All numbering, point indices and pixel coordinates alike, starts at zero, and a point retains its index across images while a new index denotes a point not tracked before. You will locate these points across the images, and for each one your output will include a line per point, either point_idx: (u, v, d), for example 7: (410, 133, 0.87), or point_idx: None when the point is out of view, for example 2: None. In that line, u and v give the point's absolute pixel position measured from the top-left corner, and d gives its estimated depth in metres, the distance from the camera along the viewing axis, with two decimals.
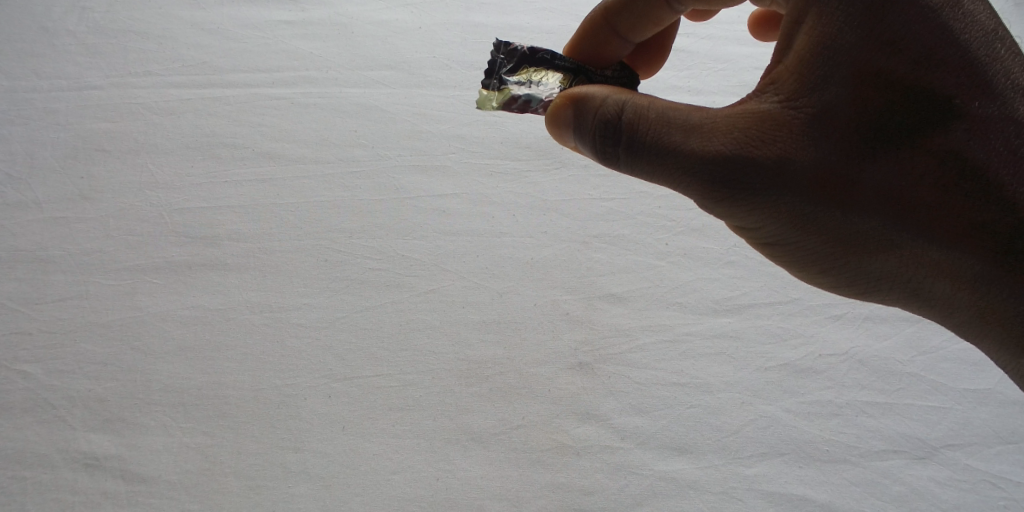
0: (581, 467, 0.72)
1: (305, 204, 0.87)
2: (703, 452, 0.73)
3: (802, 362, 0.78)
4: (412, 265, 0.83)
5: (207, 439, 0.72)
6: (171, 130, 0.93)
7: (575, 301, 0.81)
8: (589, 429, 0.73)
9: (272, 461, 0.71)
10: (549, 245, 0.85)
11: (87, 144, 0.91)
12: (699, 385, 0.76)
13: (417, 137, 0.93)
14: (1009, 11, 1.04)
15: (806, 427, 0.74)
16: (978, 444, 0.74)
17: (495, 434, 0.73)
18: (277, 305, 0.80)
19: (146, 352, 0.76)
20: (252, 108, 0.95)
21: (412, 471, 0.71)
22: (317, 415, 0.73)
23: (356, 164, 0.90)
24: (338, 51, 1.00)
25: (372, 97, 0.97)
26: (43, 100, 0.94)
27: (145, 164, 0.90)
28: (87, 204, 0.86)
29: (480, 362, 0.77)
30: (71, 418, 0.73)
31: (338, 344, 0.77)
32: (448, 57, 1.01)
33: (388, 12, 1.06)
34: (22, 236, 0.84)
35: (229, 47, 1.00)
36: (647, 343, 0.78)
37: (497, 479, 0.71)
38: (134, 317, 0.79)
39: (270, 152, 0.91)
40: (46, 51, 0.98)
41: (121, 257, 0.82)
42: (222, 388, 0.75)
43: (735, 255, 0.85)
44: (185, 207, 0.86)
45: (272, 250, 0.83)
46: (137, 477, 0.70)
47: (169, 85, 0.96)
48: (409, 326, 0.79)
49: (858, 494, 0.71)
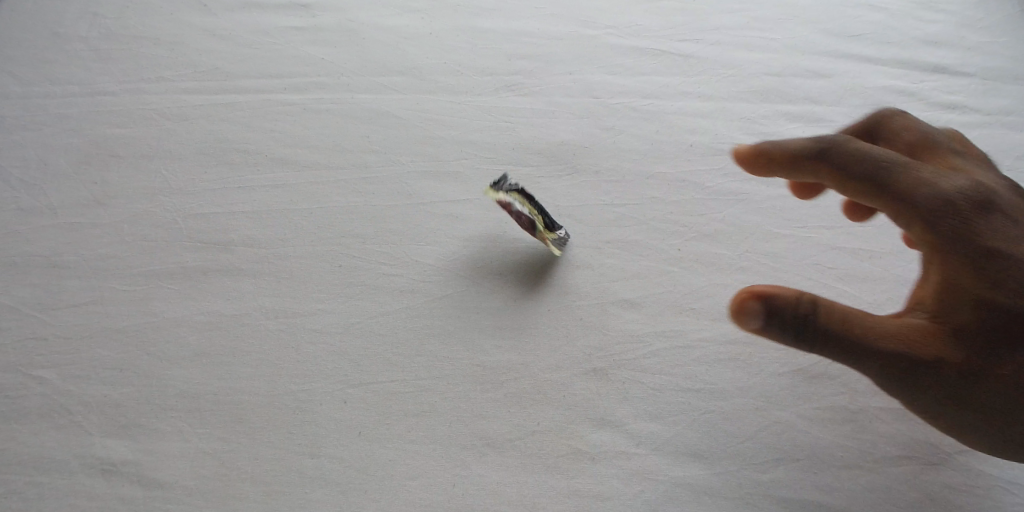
0: (598, 472, 0.71)
1: (318, 211, 0.87)
2: (719, 457, 0.73)
3: (815, 368, 0.78)
4: (425, 271, 0.83)
5: (223, 444, 0.72)
6: (185, 135, 0.93)
7: (588, 306, 0.81)
8: (604, 434, 0.73)
9: (289, 466, 0.71)
10: (562, 250, 0.85)
11: (101, 150, 0.92)
12: (714, 391, 0.76)
13: (430, 142, 0.93)
14: (1004, 22, 1.08)
15: (821, 432, 0.74)
16: (994, 450, 0.73)
17: (511, 439, 0.73)
18: (291, 310, 0.80)
19: (161, 357, 0.77)
20: (264, 114, 0.96)
21: (430, 475, 0.71)
22: (333, 419, 0.73)
23: (369, 169, 0.91)
24: (350, 57, 1.01)
25: (384, 102, 0.97)
26: (56, 106, 0.95)
27: (160, 170, 0.90)
28: (102, 209, 0.87)
29: (495, 367, 0.77)
30: (88, 423, 0.73)
31: (354, 348, 0.78)
32: (460, 63, 1.01)
33: (400, 19, 1.07)
34: (38, 242, 0.84)
35: (240, 53, 1.01)
36: (661, 348, 0.78)
37: (514, 483, 0.70)
38: (149, 322, 0.79)
39: (284, 158, 0.92)
40: (62, 58, 0.99)
41: (136, 263, 0.83)
42: (238, 393, 0.75)
43: (748, 260, 0.85)
44: (200, 212, 0.87)
45: (285, 255, 0.84)
46: (154, 482, 0.70)
47: (182, 90, 0.97)
48: (424, 331, 0.79)
49: (876, 499, 0.71)
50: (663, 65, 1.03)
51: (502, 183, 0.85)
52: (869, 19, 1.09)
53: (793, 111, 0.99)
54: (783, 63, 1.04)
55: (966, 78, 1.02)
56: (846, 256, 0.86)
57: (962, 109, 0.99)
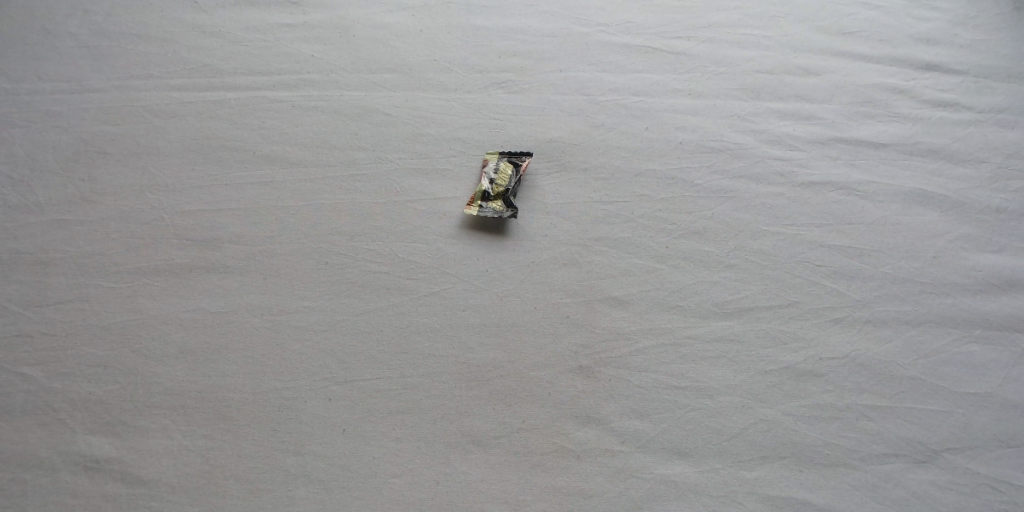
0: (582, 469, 0.71)
1: (306, 208, 0.87)
2: (704, 455, 0.72)
3: (803, 365, 0.77)
4: (412, 269, 0.83)
5: (207, 442, 0.72)
6: (173, 132, 0.93)
7: (575, 304, 0.81)
8: (589, 432, 0.73)
9: (273, 463, 0.71)
10: (550, 248, 0.85)
11: (88, 146, 0.91)
12: (700, 388, 0.76)
13: (419, 139, 0.93)
14: (997, 21, 1.07)
15: (807, 430, 0.74)
16: (980, 448, 0.73)
17: (496, 437, 0.73)
18: (277, 307, 0.80)
19: (147, 354, 0.77)
20: (253, 111, 0.95)
21: (413, 473, 0.70)
22: (317, 417, 0.73)
23: (357, 166, 0.91)
24: (340, 54, 1.01)
25: (373, 99, 0.97)
26: (44, 103, 0.95)
27: (147, 166, 0.90)
28: (88, 205, 0.87)
29: (480, 364, 0.77)
30: (72, 420, 0.73)
31: (339, 346, 0.77)
32: (450, 60, 1.01)
33: (391, 15, 1.06)
34: (23, 238, 0.84)
35: (231, 50, 1.01)
36: (647, 345, 0.78)
37: (498, 481, 0.70)
38: (135, 319, 0.79)
39: (272, 155, 0.91)
40: (51, 55, 0.99)
41: (123, 260, 0.83)
42: (222, 391, 0.75)
43: (736, 257, 0.85)
44: (187, 209, 0.87)
45: (272, 252, 0.84)
46: (137, 479, 0.70)
47: (171, 87, 0.97)
48: (410, 328, 0.79)
49: (861, 497, 0.70)
50: (655, 63, 1.03)
51: (491, 195, 0.88)
52: (863, 16, 1.09)
53: (784, 109, 0.98)
54: (775, 60, 1.03)
55: (959, 76, 1.02)
56: (835, 254, 0.85)
57: (954, 107, 0.98)
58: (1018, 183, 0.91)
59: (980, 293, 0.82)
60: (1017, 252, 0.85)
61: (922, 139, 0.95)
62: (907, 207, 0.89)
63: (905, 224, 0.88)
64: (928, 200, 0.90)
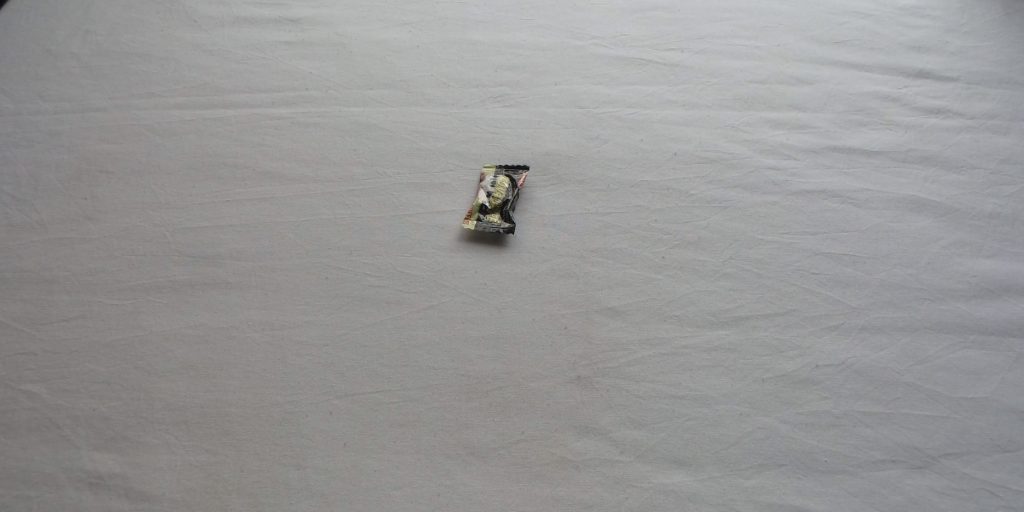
0: (581, 479, 0.71)
1: (306, 224, 0.88)
2: (703, 464, 0.73)
3: (800, 373, 0.78)
4: (411, 281, 0.84)
5: (210, 457, 0.73)
6: (173, 149, 0.95)
7: (574, 315, 0.82)
8: (588, 442, 0.74)
9: (274, 477, 0.71)
10: (548, 260, 0.86)
11: (90, 165, 0.93)
12: (698, 397, 0.77)
13: (417, 154, 0.94)
14: (988, 27, 1.09)
15: (805, 438, 0.74)
16: (977, 453, 0.73)
17: (496, 448, 0.73)
18: (279, 321, 0.81)
19: (149, 370, 0.78)
20: (253, 128, 0.97)
21: (414, 485, 0.71)
22: (319, 430, 0.74)
23: (357, 181, 0.92)
24: (339, 71, 1.03)
25: (372, 115, 0.98)
26: (46, 123, 0.96)
27: (148, 184, 0.91)
28: (91, 223, 0.88)
29: (480, 376, 0.78)
30: (75, 436, 0.74)
31: (339, 360, 0.78)
32: (446, 75, 1.03)
33: (388, 31, 1.08)
34: (27, 257, 0.85)
35: (230, 68, 1.03)
36: (646, 355, 0.79)
37: (498, 493, 0.71)
38: (137, 336, 0.80)
39: (271, 171, 0.93)
40: (51, 74, 1.01)
41: (125, 276, 0.84)
42: (224, 406, 0.75)
43: (732, 266, 0.86)
44: (188, 225, 0.88)
45: (272, 267, 0.85)
46: (141, 495, 0.70)
47: (172, 105, 0.99)
48: (410, 341, 0.80)
49: (860, 503, 0.70)
50: (649, 74, 1.04)
51: (489, 208, 0.89)
52: (854, 25, 1.10)
53: (777, 118, 0.99)
54: (767, 70, 1.05)
55: (951, 82, 1.03)
56: (830, 261, 0.86)
57: (947, 113, 0.99)
58: (1011, 188, 0.92)
59: (975, 298, 0.83)
60: (1011, 257, 0.86)
61: (915, 146, 0.96)
62: (901, 214, 0.90)
63: (900, 231, 0.89)
64: (921, 206, 0.91)
